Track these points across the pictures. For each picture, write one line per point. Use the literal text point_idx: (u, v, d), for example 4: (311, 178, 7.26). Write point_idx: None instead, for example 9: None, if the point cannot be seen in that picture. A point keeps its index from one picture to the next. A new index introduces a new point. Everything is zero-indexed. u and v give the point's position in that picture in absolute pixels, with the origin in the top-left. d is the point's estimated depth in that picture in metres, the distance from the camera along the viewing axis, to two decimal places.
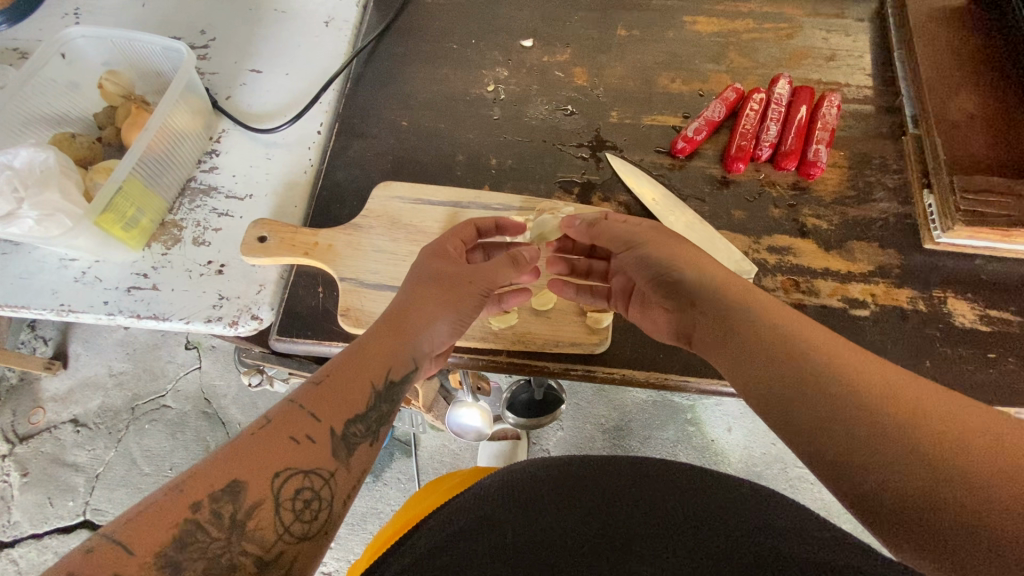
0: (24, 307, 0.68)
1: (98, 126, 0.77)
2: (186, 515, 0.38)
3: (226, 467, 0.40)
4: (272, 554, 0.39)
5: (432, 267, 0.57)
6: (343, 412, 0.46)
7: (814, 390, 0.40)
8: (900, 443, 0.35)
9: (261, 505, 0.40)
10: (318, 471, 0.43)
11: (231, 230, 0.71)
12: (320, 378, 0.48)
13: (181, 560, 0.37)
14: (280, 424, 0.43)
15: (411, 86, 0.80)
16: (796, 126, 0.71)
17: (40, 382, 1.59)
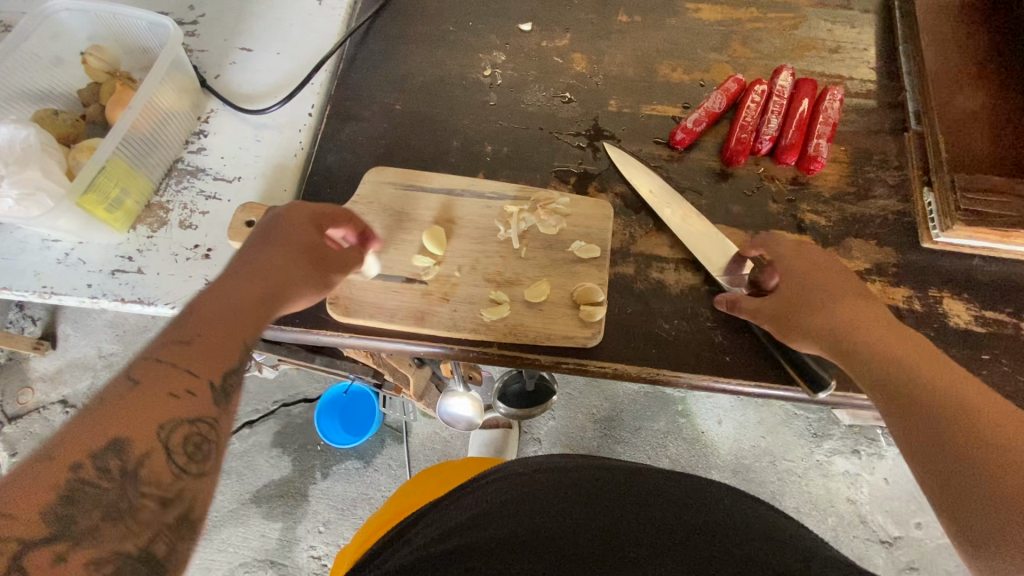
0: (5, 289, 0.67)
1: (81, 103, 0.74)
2: (67, 476, 0.36)
3: (103, 426, 0.38)
4: (172, 492, 0.39)
5: (287, 234, 0.55)
6: (219, 364, 0.45)
7: (925, 414, 0.45)
8: (994, 461, 0.41)
9: (149, 457, 0.39)
10: (204, 419, 0.43)
11: (218, 213, 0.70)
12: (188, 337, 0.45)
13: (71, 514, 0.36)
14: (149, 385, 0.42)
15: (405, 68, 0.78)
16: (798, 120, 0.69)
17: (28, 363, 1.58)
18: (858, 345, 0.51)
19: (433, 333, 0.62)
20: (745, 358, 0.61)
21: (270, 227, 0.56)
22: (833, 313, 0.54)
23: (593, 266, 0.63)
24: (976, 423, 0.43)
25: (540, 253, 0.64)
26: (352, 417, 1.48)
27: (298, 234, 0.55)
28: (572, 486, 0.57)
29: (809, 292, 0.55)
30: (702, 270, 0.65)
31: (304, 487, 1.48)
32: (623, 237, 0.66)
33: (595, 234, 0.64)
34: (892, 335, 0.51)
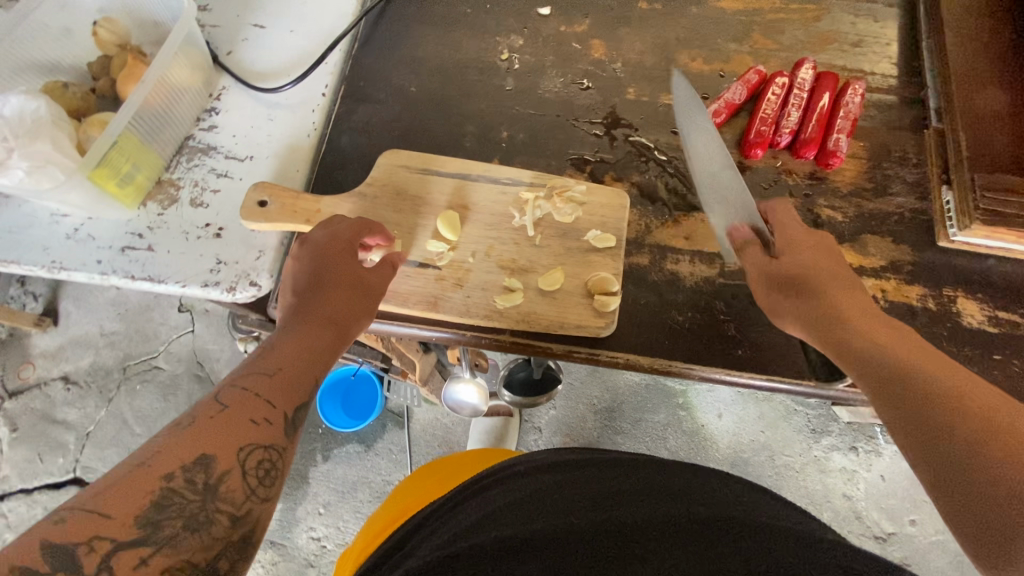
0: (13, 263, 0.66)
1: (91, 76, 0.73)
2: (161, 484, 0.39)
3: (191, 444, 0.41)
4: (242, 511, 0.42)
5: (333, 257, 0.56)
6: (295, 397, 0.47)
7: (905, 391, 0.42)
8: (952, 429, 0.39)
9: (231, 472, 0.42)
10: (273, 446, 0.44)
11: (230, 192, 0.69)
12: (271, 369, 0.48)
13: (159, 521, 0.38)
14: (236, 410, 0.44)
15: (421, 50, 0.76)
16: (818, 113, 0.69)
17: (30, 339, 1.57)
18: (844, 334, 0.48)
19: (446, 318, 0.61)
20: (758, 352, 0.61)
21: (320, 246, 0.56)
22: (823, 297, 0.51)
23: (609, 255, 0.62)
24: (950, 393, 0.41)
25: (555, 242, 0.63)
26: (354, 401, 1.48)
27: (333, 263, 0.55)
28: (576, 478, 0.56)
29: (801, 284, 0.52)
30: (717, 262, 0.64)
31: (305, 469, 1.49)
32: (638, 227, 0.66)
33: (612, 223, 0.63)
34: (860, 312, 0.49)
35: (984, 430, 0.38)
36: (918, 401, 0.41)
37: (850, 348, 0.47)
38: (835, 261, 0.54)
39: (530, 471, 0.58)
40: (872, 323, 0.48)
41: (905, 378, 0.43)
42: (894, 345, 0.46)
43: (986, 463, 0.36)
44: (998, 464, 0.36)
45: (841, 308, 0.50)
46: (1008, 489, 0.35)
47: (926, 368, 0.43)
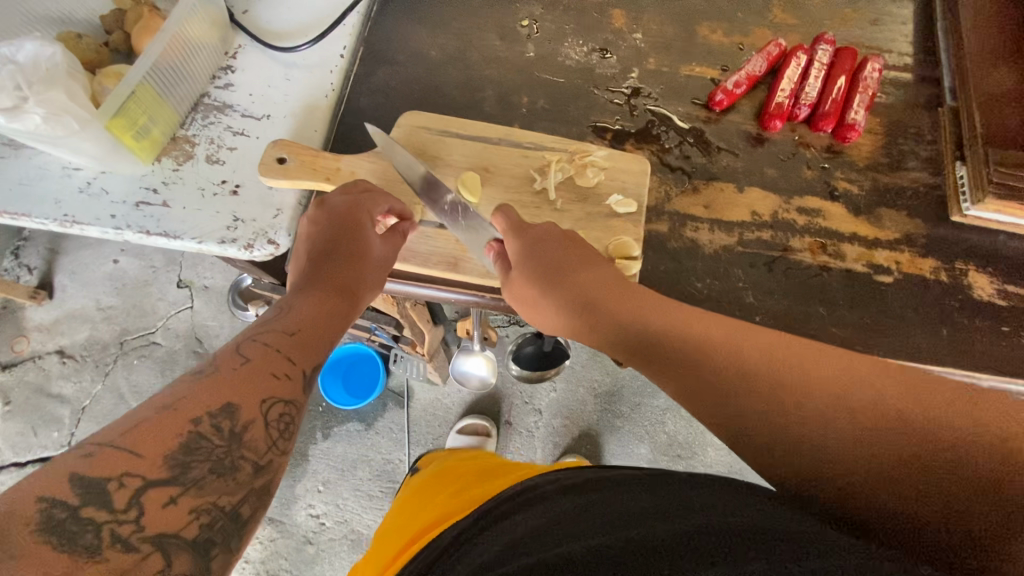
0: (25, 216, 0.65)
1: (104, 29, 0.71)
2: (188, 427, 0.37)
3: (218, 390, 0.40)
4: (265, 460, 0.40)
5: (352, 223, 0.57)
6: (314, 358, 0.47)
7: (764, 403, 0.38)
8: (860, 437, 0.34)
9: (256, 421, 0.40)
10: (294, 401, 0.44)
11: (246, 151, 0.68)
12: (290, 329, 0.47)
13: (188, 462, 0.36)
14: (259, 362, 0.43)
15: (440, 14, 0.76)
16: (837, 87, 0.69)
17: (25, 312, 1.55)
18: (643, 341, 0.46)
19: (466, 279, 0.62)
20: (773, 319, 0.62)
21: (340, 210, 0.57)
22: (609, 312, 0.49)
23: (629, 220, 0.62)
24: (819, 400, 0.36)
25: (577, 206, 0.63)
26: (355, 379, 1.48)
27: (345, 229, 0.56)
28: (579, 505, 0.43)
29: (597, 299, 0.50)
30: (735, 231, 0.65)
31: (304, 446, 1.48)
32: (657, 195, 0.66)
33: (632, 188, 0.64)
34: (698, 323, 0.44)
35: (883, 429, 0.33)
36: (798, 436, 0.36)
37: (654, 341, 0.45)
38: (624, 280, 0.52)
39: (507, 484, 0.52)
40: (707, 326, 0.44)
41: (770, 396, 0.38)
42: (709, 331, 0.43)
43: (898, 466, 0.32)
44: (896, 470, 0.32)
45: (638, 317, 0.47)
46: (948, 490, 0.30)
47: (781, 369, 0.38)
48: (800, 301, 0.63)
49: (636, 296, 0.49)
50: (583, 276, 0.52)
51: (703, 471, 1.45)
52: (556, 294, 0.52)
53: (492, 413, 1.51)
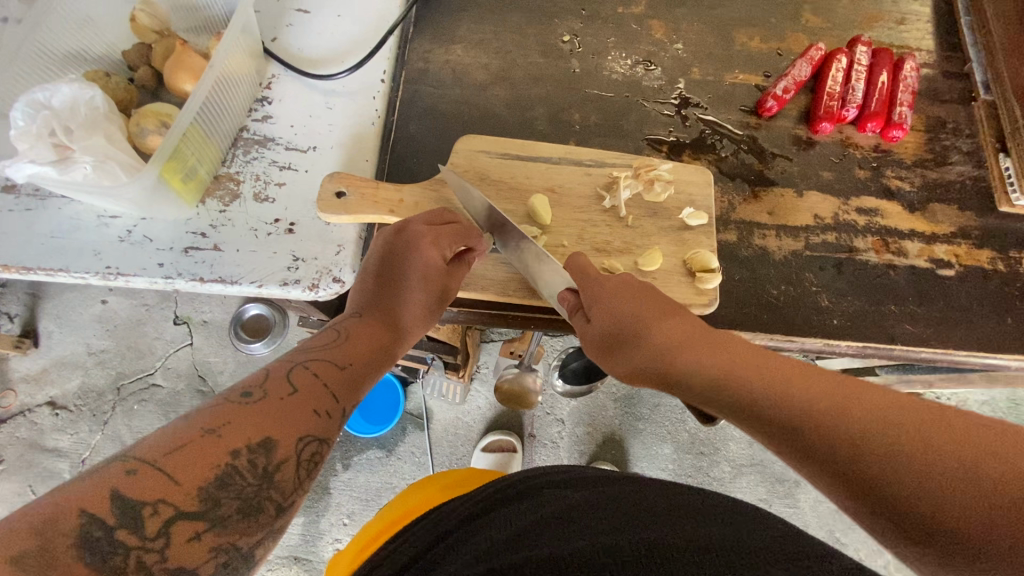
0: (61, 271, 0.60)
1: (128, 65, 0.67)
2: (226, 460, 0.33)
3: (258, 422, 0.36)
4: (290, 501, 0.36)
5: (405, 253, 0.54)
6: (356, 396, 0.43)
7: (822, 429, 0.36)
8: (912, 467, 0.32)
9: (288, 461, 0.36)
10: (329, 441, 0.39)
11: (297, 185, 0.65)
12: (342, 362, 0.44)
13: (220, 497, 0.33)
14: (306, 392, 0.39)
15: (478, 34, 0.74)
16: (880, 88, 0.70)
17: (8, 363, 1.43)
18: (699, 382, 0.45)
19: (545, 304, 0.60)
20: (851, 321, 0.62)
21: (400, 238, 0.55)
22: (684, 364, 0.46)
23: (702, 232, 0.62)
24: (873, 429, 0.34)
25: (648, 221, 0.63)
26: (372, 405, 1.39)
27: (416, 256, 0.53)
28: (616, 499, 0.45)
29: (660, 342, 0.48)
30: (801, 235, 0.66)
31: (324, 479, 1.38)
32: (722, 205, 0.67)
33: (700, 200, 0.64)
34: (747, 359, 0.43)
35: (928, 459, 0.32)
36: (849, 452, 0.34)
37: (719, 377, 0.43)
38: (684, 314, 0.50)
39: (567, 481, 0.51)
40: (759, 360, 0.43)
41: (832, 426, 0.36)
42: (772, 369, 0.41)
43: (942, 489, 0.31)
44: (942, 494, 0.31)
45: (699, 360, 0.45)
46: (994, 524, 0.29)
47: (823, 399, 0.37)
48: (873, 300, 0.63)
49: (691, 334, 0.47)
50: (635, 319, 0.50)
51: (729, 467, 1.40)
52: (621, 353, 0.50)
53: (515, 427, 1.43)
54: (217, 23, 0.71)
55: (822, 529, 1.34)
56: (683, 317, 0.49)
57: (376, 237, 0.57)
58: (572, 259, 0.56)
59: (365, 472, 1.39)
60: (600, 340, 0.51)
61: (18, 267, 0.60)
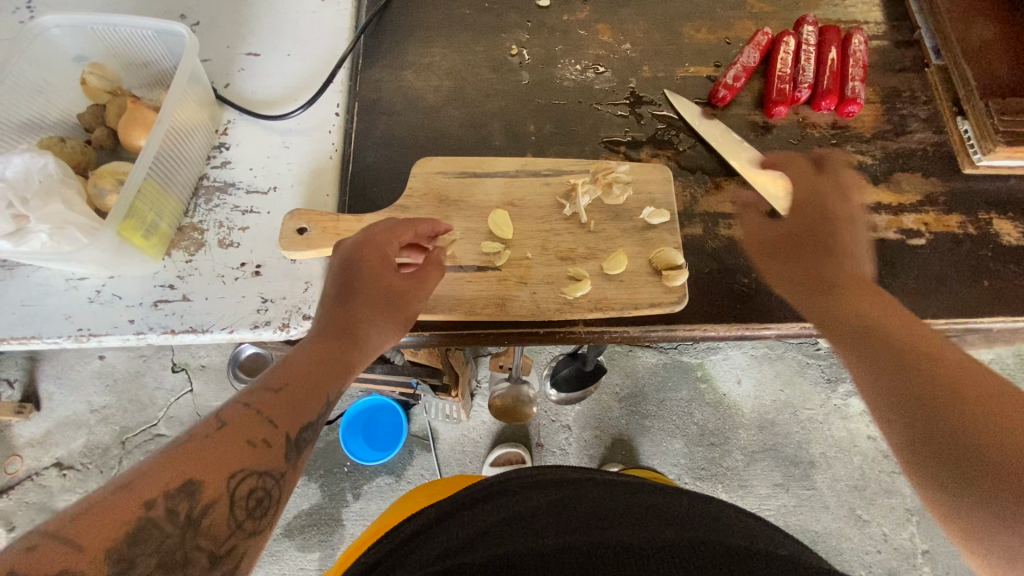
0: (34, 338, 0.60)
1: (84, 128, 0.68)
2: (139, 512, 0.34)
3: (179, 467, 0.36)
4: (224, 548, 0.36)
5: (357, 276, 0.54)
6: (300, 418, 0.44)
7: (860, 339, 0.48)
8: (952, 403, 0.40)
9: (216, 504, 0.36)
10: (272, 472, 0.40)
11: (261, 228, 0.65)
12: (277, 386, 0.44)
13: (133, 557, 0.33)
14: (235, 429, 0.40)
15: (427, 57, 0.75)
16: (830, 65, 0.70)
17: (12, 429, 1.43)
18: (843, 316, 0.51)
19: (517, 318, 0.60)
20: None
21: (349, 262, 0.55)
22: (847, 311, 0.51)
23: (665, 230, 0.63)
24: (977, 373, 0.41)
25: (610, 225, 0.63)
26: (375, 433, 1.38)
27: (353, 274, 0.54)
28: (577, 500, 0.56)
29: (842, 285, 0.54)
30: (767, 220, 0.66)
31: (336, 511, 1.37)
32: (685, 199, 0.67)
33: (661, 198, 0.64)
34: (867, 306, 0.51)
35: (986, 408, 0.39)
36: (903, 363, 0.44)
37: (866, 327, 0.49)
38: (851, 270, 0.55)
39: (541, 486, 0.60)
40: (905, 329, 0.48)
41: (920, 364, 0.43)
42: (879, 317, 0.49)
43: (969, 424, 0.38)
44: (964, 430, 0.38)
45: (849, 302, 0.52)
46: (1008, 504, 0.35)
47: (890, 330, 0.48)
48: None
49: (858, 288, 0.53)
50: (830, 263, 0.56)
51: (740, 455, 1.38)
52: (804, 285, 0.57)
53: (521, 438, 1.41)
54: (168, 77, 0.72)
55: (840, 508, 1.33)
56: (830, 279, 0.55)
57: (336, 248, 0.57)
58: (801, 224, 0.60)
59: (376, 500, 1.38)
60: (787, 278, 0.58)
61: None
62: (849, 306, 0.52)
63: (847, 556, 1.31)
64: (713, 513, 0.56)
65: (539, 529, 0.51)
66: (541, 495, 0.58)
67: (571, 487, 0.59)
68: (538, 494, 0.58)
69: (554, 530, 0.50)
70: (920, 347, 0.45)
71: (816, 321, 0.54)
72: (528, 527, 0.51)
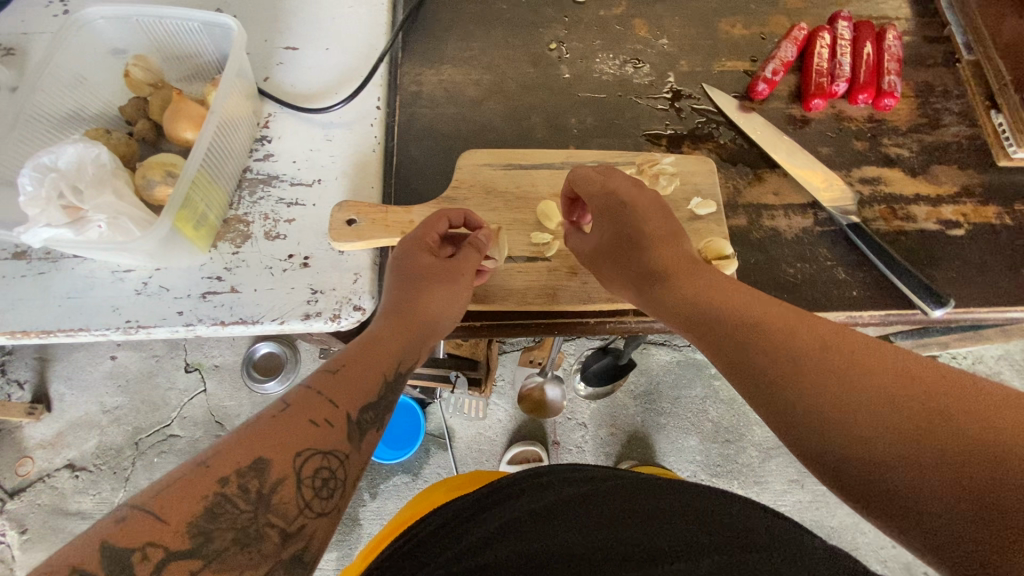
0: (82, 330, 0.60)
1: (126, 120, 0.68)
2: (214, 489, 0.35)
3: (251, 445, 0.37)
4: (294, 527, 0.37)
5: (415, 264, 0.54)
6: (359, 399, 0.43)
7: (737, 351, 0.44)
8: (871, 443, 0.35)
9: (286, 480, 0.37)
10: (335, 452, 0.40)
11: (307, 219, 0.65)
12: (333, 367, 0.45)
13: (211, 531, 0.34)
14: (298, 408, 0.40)
15: (465, 51, 0.76)
16: (867, 59, 0.72)
17: (23, 430, 1.41)
18: (679, 297, 0.50)
19: (569, 308, 0.61)
20: (873, 291, 0.62)
21: (409, 249, 0.55)
22: (676, 287, 0.50)
23: (712, 221, 0.63)
24: (881, 411, 0.35)
25: None
26: (392, 431, 1.38)
27: (410, 257, 0.54)
28: (598, 493, 0.56)
29: (666, 272, 0.52)
30: (809, 212, 0.67)
31: (352, 511, 1.35)
32: (728, 191, 0.68)
33: (706, 189, 0.65)
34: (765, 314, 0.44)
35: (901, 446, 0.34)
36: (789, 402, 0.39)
37: (700, 307, 0.47)
38: (693, 263, 0.52)
39: (559, 481, 0.60)
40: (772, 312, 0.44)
41: (807, 392, 0.38)
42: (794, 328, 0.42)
43: (888, 470, 0.34)
44: (910, 470, 0.33)
45: (687, 286, 0.50)
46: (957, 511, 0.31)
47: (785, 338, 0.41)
48: None
49: (717, 287, 0.48)
50: (641, 254, 0.53)
51: (756, 451, 1.39)
52: (614, 269, 0.55)
53: (538, 436, 1.41)
54: (209, 70, 0.72)
55: None
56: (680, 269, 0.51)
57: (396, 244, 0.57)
58: (600, 200, 0.57)
59: (393, 500, 1.36)
60: (600, 269, 0.56)
61: (38, 332, 0.59)
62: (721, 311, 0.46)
63: (864, 551, 1.31)
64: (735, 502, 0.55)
65: (548, 528, 0.51)
66: (566, 487, 0.58)
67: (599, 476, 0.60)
68: (566, 486, 0.58)
69: (575, 523, 0.51)
70: (814, 370, 0.39)
71: (643, 301, 0.53)
72: (543, 525, 0.52)
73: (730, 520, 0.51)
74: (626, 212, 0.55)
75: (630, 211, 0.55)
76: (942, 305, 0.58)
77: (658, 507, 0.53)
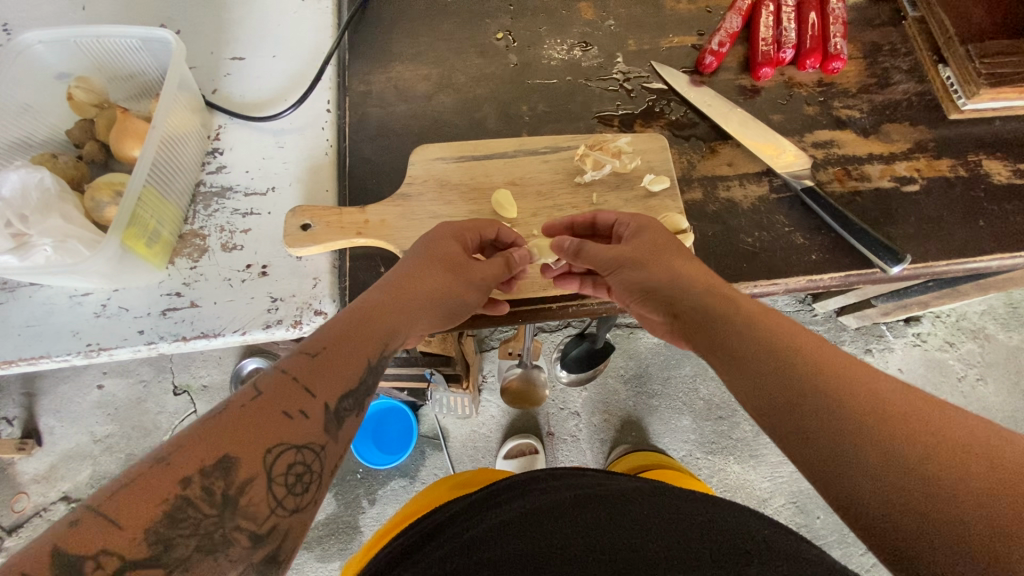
0: (43, 358, 0.59)
1: (73, 143, 0.67)
2: (175, 491, 0.33)
3: (215, 438, 0.35)
4: (265, 529, 0.35)
5: (438, 252, 0.54)
6: (339, 387, 0.41)
7: (739, 344, 0.44)
8: (895, 467, 0.33)
9: (255, 480, 0.35)
10: (310, 446, 0.38)
11: (261, 228, 0.65)
12: (313, 348, 0.42)
13: (172, 539, 0.32)
14: (272, 396, 0.38)
15: (413, 46, 0.75)
16: (811, 24, 0.71)
17: (14, 467, 1.39)
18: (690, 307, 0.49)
19: (529, 296, 0.61)
20: (832, 253, 0.63)
21: (431, 250, 0.55)
22: (689, 296, 0.50)
23: (667, 197, 0.64)
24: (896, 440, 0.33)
25: (613, 194, 0.64)
26: (386, 436, 1.36)
27: (441, 243, 0.55)
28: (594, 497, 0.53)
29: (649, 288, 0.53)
30: (764, 179, 0.67)
31: (351, 519, 1.34)
32: (681, 165, 0.68)
33: (659, 166, 0.65)
34: (789, 329, 0.43)
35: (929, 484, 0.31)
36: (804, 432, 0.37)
37: (705, 310, 0.48)
38: (721, 282, 0.52)
39: (552, 484, 0.57)
40: (774, 322, 0.44)
41: (813, 395, 0.37)
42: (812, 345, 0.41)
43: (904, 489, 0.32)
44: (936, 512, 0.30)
45: (701, 300, 0.49)
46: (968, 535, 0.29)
47: (790, 357, 0.40)
48: None
49: (745, 306, 0.47)
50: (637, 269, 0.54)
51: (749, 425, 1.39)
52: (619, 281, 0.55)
53: (532, 428, 1.41)
54: (155, 87, 0.72)
55: None
56: (718, 290, 0.49)
57: (434, 227, 0.59)
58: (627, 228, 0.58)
59: (393, 505, 1.35)
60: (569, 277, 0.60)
61: None
62: (728, 333, 0.45)
63: None
64: (733, 510, 0.52)
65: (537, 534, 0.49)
66: (563, 491, 0.55)
67: (597, 482, 0.58)
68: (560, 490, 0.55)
69: (566, 527, 0.49)
70: (833, 379, 0.37)
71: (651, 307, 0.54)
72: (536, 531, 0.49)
73: (729, 533, 0.48)
74: (639, 233, 0.57)
75: (644, 232, 0.57)
76: (899, 262, 0.58)
77: (657, 514, 0.51)
